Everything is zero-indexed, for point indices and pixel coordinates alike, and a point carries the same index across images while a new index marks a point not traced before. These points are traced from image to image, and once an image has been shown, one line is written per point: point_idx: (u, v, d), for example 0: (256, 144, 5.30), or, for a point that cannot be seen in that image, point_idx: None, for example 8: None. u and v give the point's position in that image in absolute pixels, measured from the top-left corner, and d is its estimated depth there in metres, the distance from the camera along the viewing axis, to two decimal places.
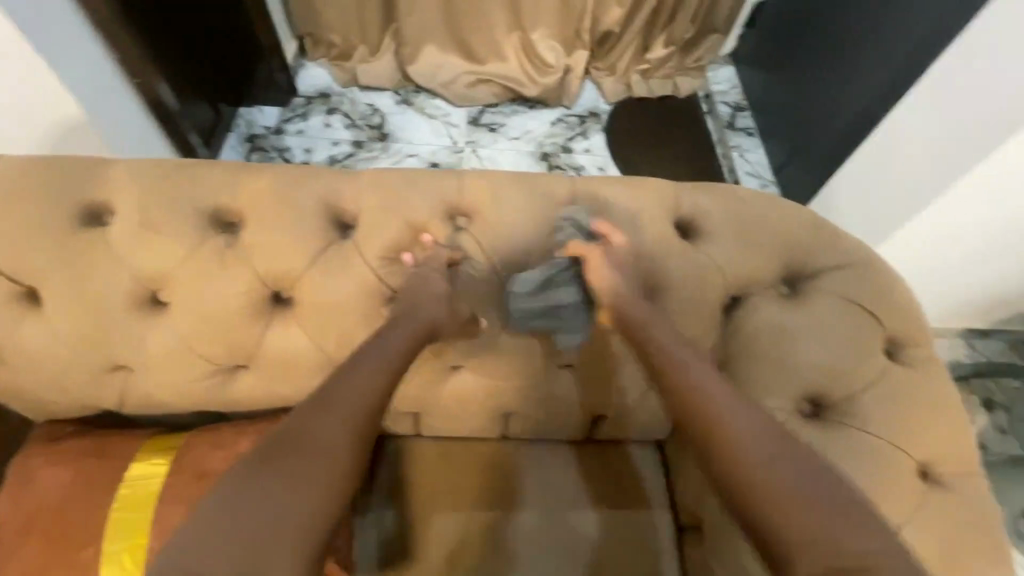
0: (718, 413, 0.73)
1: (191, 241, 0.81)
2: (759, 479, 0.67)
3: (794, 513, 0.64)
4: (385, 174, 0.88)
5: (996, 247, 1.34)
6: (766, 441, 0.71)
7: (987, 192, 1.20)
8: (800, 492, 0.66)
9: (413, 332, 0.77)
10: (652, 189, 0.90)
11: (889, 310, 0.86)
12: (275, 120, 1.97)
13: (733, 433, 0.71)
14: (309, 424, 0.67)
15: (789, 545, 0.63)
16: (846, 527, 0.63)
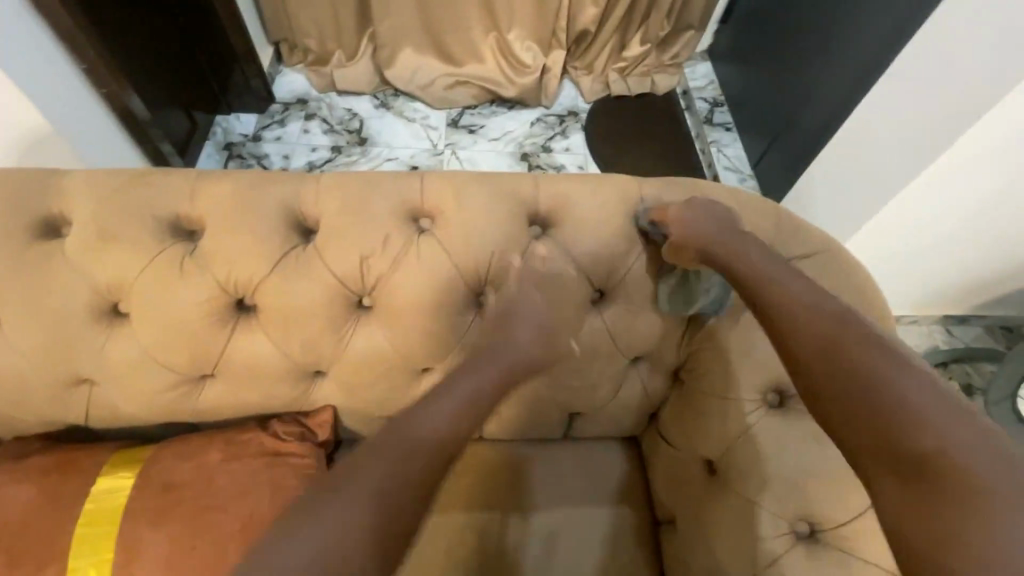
0: (793, 318, 0.68)
1: (152, 247, 0.81)
2: (830, 383, 0.62)
3: (872, 415, 0.58)
4: (351, 178, 0.88)
5: (964, 237, 1.34)
6: (821, 344, 0.64)
7: (959, 182, 1.20)
8: (863, 392, 0.60)
9: (496, 363, 0.75)
10: (618, 185, 0.91)
11: (853, 299, 0.87)
12: (253, 128, 1.96)
13: (805, 335, 0.66)
14: (373, 458, 0.63)
15: (857, 448, 0.59)
16: (948, 426, 0.55)
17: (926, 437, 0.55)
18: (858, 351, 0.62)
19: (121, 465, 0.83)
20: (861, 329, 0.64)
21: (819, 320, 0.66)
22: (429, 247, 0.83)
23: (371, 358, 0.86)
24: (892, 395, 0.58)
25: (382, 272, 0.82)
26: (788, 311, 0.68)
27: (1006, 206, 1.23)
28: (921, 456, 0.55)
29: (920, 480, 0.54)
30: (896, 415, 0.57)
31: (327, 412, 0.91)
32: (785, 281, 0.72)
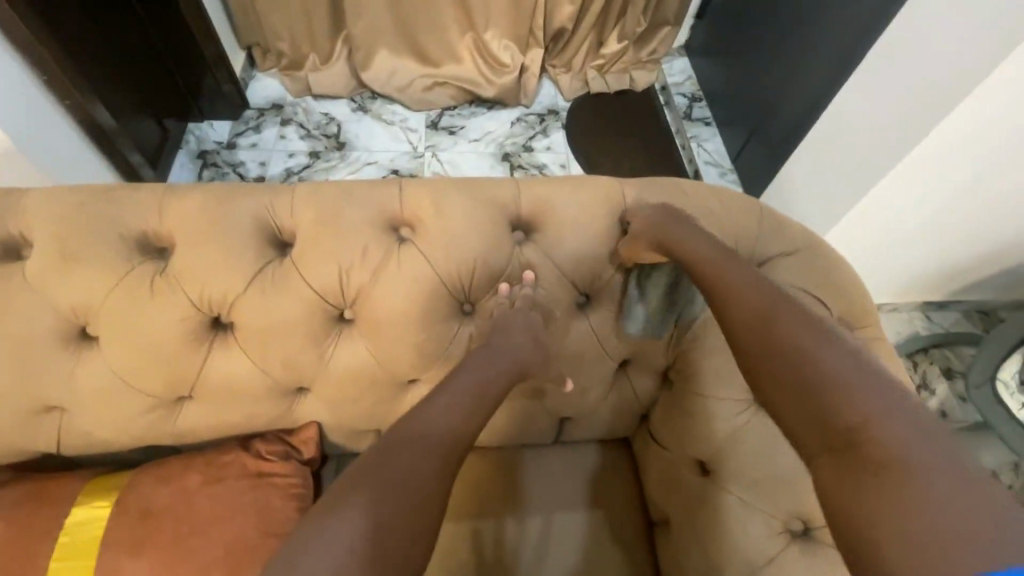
0: (736, 312, 0.70)
1: (121, 266, 0.78)
2: (769, 371, 0.64)
3: (810, 398, 0.60)
4: (326, 187, 0.86)
5: (942, 225, 1.35)
6: (760, 333, 0.67)
7: (935, 173, 1.21)
8: (800, 376, 0.62)
9: (497, 361, 0.76)
10: (600, 186, 0.90)
11: (836, 293, 0.87)
12: (227, 135, 1.92)
13: (745, 326, 0.69)
14: (398, 451, 0.64)
15: (795, 433, 0.61)
16: (872, 400, 0.57)
17: (858, 413, 0.57)
18: (796, 338, 0.64)
19: (98, 493, 0.79)
20: (801, 317, 0.66)
21: (758, 310, 0.68)
22: (411, 256, 0.81)
23: (354, 372, 0.84)
24: (816, 368, 0.61)
25: (363, 283, 0.80)
26: (731, 305, 0.71)
27: (981, 193, 1.25)
28: (853, 432, 0.56)
29: (849, 455, 0.56)
30: (822, 392, 0.59)
31: (311, 428, 0.89)
32: (733, 273, 0.74)
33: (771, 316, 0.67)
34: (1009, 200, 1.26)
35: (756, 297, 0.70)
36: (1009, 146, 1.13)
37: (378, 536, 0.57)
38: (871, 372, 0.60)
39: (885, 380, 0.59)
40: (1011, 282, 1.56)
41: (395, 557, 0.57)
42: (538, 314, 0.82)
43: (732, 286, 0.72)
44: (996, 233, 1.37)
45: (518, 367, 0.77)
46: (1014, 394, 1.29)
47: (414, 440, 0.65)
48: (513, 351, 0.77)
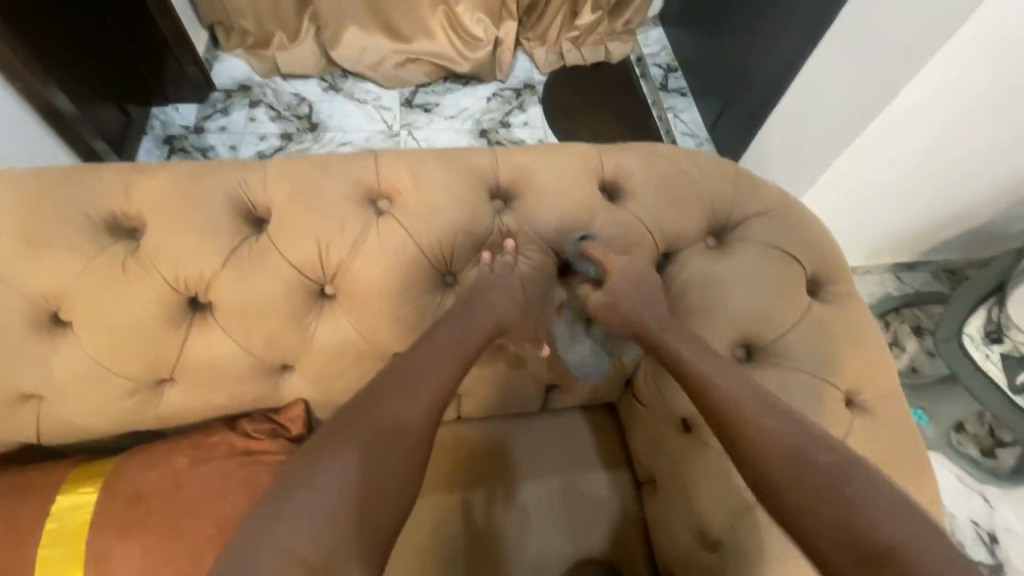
0: (758, 419, 0.68)
1: (91, 248, 0.76)
2: (796, 484, 0.63)
3: (841, 511, 0.59)
4: (301, 163, 0.84)
5: (911, 186, 1.38)
6: (789, 443, 0.65)
7: (898, 136, 1.24)
8: (833, 487, 0.61)
9: (477, 317, 0.77)
10: (577, 155, 0.90)
11: (809, 251, 0.89)
12: (194, 118, 1.85)
13: (750, 443, 0.67)
14: (380, 401, 0.65)
15: (824, 546, 0.59)
16: (888, 518, 0.58)
17: (885, 523, 0.57)
18: (813, 445, 0.65)
19: (84, 481, 0.78)
20: (819, 433, 0.67)
21: (782, 425, 0.67)
22: (389, 229, 0.80)
23: (337, 349, 0.83)
24: (828, 481, 0.62)
25: (343, 258, 0.80)
26: (753, 413, 0.69)
27: (951, 152, 1.27)
28: (888, 552, 0.56)
29: (887, 571, 0.55)
30: (842, 513, 0.59)
31: (298, 407, 0.87)
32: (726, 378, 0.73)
33: (798, 429, 0.67)
34: (976, 159, 1.28)
35: (754, 407, 0.70)
36: (979, 104, 1.14)
37: (363, 493, 0.58)
38: (871, 480, 0.61)
39: (891, 493, 0.60)
40: (976, 241, 1.61)
41: (383, 507, 0.59)
42: (518, 281, 0.82)
43: (750, 393, 0.71)
44: (963, 193, 1.40)
45: (500, 324, 0.79)
46: (981, 347, 1.32)
47: (399, 388, 0.67)
48: (494, 318, 0.78)
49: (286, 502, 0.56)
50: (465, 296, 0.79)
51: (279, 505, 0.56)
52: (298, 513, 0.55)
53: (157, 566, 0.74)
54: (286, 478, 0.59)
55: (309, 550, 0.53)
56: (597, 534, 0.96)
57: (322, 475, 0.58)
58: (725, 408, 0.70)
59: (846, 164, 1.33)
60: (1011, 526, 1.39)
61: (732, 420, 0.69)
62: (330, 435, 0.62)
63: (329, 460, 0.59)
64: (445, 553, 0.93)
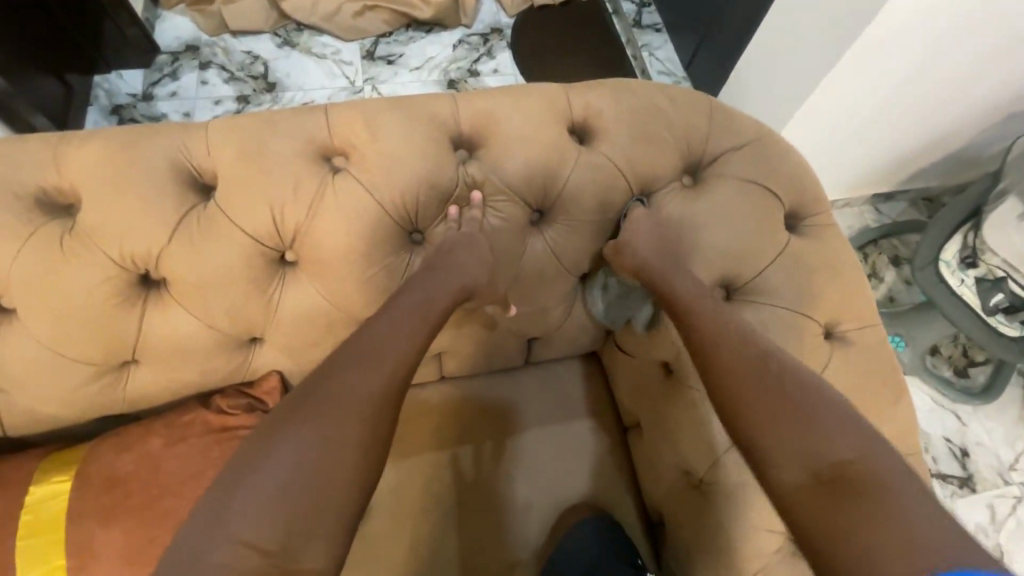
0: (719, 357, 0.70)
1: (24, 227, 0.71)
2: (754, 412, 0.65)
3: (800, 432, 0.62)
4: (248, 122, 0.78)
5: (888, 115, 1.34)
6: (753, 378, 0.67)
7: (875, 62, 1.19)
8: (788, 414, 0.63)
9: (443, 278, 0.75)
10: (544, 96, 0.85)
11: (788, 184, 0.86)
12: (141, 85, 1.72)
13: (734, 370, 0.68)
14: (341, 374, 0.62)
15: (778, 463, 0.61)
16: (839, 434, 0.61)
17: (832, 441, 0.60)
18: (782, 374, 0.67)
19: (58, 469, 0.77)
20: (785, 370, 0.67)
21: (749, 362, 0.68)
22: (348, 187, 0.76)
23: (306, 316, 0.79)
24: (791, 403, 0.64)
25: (300, 221, 0.75)
26: (722, 351, 0.70)
27: (930, 76, 1.22)
28: (838, 464, 0.59)
29: (838, 483, 0.58)
30: (803, 430, 0.62)
31: (272, 378, 0.85)
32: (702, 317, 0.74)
33: (762, 365, 0.68)
34: (953, 84, 1.24)
35: (729, 342, 0.71)
36: (962, 21, 1.08)
37: (324, 472, 0.57)
38: (825, 403, 0.64)
39: (847, 413, 0.63)
40: (954, 166, 1.59)
41: (342, 485, 0.57)
42: (485, 238, 0.79)
43: (716, 334, 0.72)
44: (941, 119, 1.37)
45: (469, 284, 0.76)
46: (957, 272, 1.32)
47: (360, 358, 0.64)
48: (460, 280, 0.75)
49: (238, 489, 0.55)
50: (431, 259, 0.77)
51: (230, 496, 0.55)
52: (250, 498, 0.55)
53: (142, 547, 0.74)
54: (240, 461, 0.58)
55: (259, 536, 0.53)
56: (585, 480, 0.97)
57: (278, 461, 0.57)
58: (699, 345, 0.73)
59: (826, 94, 1.28)
60: (981, 439, 1.45)
61: (706, 352, 0.71)
62: (292, 416, 0.60)
63: (283, 442, 0.58)
64: (436, 509, 0.93)
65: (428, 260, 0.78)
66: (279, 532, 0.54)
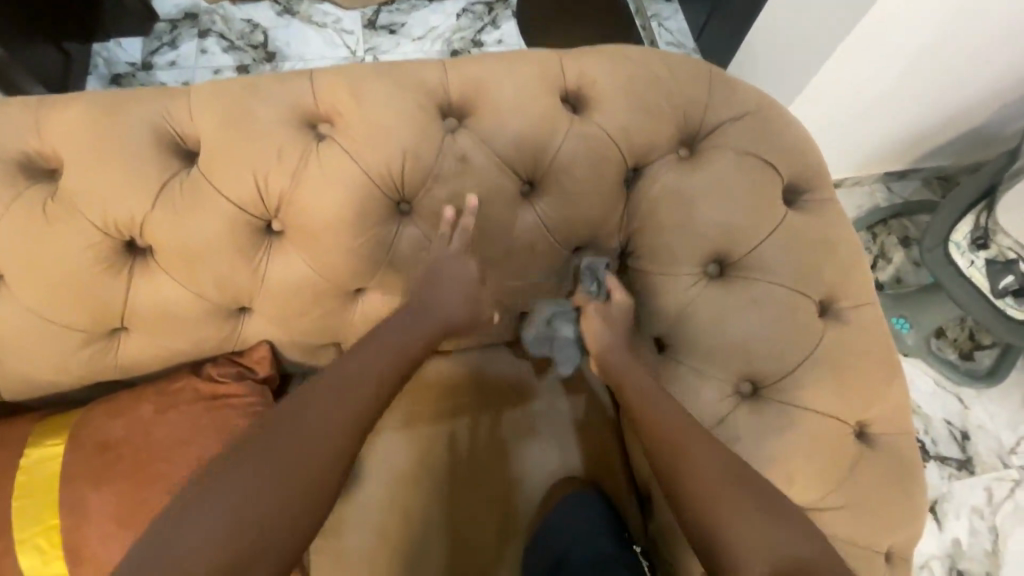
0: (692, 446, 0.68)
1: (9, 193, 0.70)
2: (720, 498, 0.63)
3: (761, 528, 0.61)
4: (233, 86, 0.76)
5: (900, 94, 1.29)
6: (722, 469, 0.66)
7: (885, 35, 1.13)
8: (754, 508, 0.63)
9: (418, 320, 0.74)
10: (536, 63, 0.82)
11: (788, 156, 0.83)
12: (141, 54, 1.68)
13: (697, 461, 0.67)
14: (319, 406, 0.63)
15: (742, 556, 0.59)
16: (796, 536, 0.61)
17: (789, 541, 0.60)
18: (742, 473, 0.66)
19: (52, 432, 0.78)
20: (750, 469, 0.67)
21: (714, 453, 0.68)
22: (333, 155, 0.74)
23: (294, 287, 0.79)
24: (752, 498, 0.63)
25: (284, 189, 0.74)
26: (695, 439, 0.69)
27: (943, 52, 1.16)
28: (795, 562, 0.58)
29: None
30: (763, 527, 0.61)
31: (262, 347, 0.85)
32: (667, 401, 0.73)
33: (732, 461, 0.67)
34: (968, 60, 1.19)
35: (691, 432, 0.70)
36: None
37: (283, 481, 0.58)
38: (779, 505, 0.64)
39: (798, 515, 0.63)
40: (970, 144, 1.53)
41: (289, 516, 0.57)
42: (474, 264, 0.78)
43: (690, 424, 0.71)
44: (956, 97, 1.31)
45: (449, 320, 0.76)
46: (967, 253, 1.29)
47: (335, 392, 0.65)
48: (439, 314, 0.75)
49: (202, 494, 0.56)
50: (417, 288, 0.76)
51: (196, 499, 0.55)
52: (214, 502, 0.55)
53: (134, 511, 0.75)
54: (200, 477, 0.58)
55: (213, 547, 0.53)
56: (574, 454, 0.98)
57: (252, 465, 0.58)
58: (663, 429, 0.71)
59: (832, 72, 1.25)
60: (982, 423, 1.44)
61: (671, 435, 0.70)
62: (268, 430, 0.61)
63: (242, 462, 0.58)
64: (425, 481, 0.94)
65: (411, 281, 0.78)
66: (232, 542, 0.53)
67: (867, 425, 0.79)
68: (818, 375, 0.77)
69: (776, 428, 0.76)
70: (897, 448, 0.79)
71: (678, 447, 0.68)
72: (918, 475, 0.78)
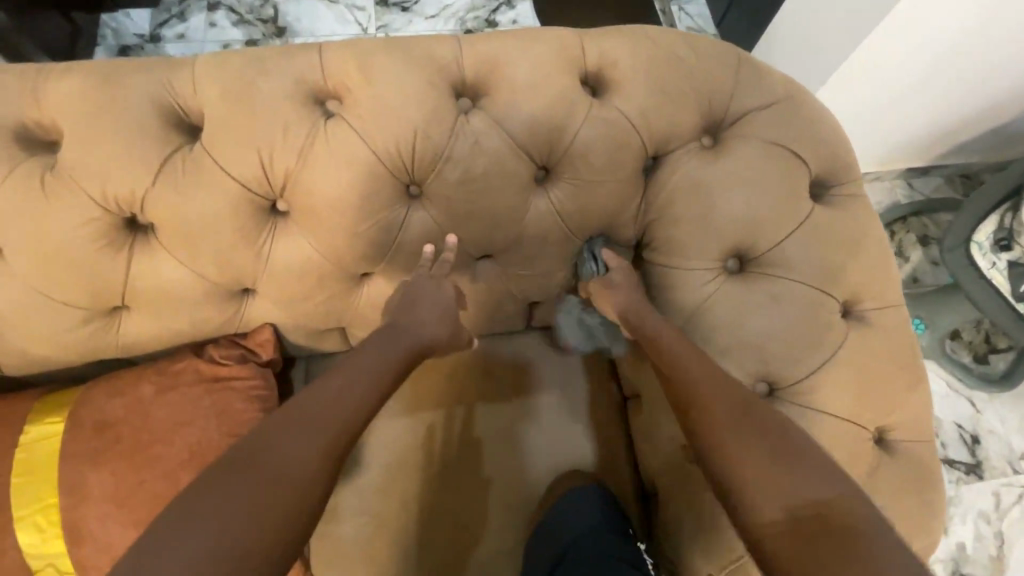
0: (700, 395, 0.66)
1: (6, 164, 0.68)
2: (734, 440, 0.61)
3: (780, 470, 0.58)
4: (237, 58, 0.73)
5: (930, 89, 1.23)
6: (736, 415, 0.63)
7: (919, 28, 1.06)
8: (772, 450, 0.60)
9: (400, 334, 0.72)
10: (555, 42, 0.78)
11: (816, 148, 0.79)
12: (148, 26, 1.63)
13: (715, 404, 0.64)
14: (305, 416, 0.60)
15: (758, 499, 0.57)
16: (817, 477, 0.58)
17: (810, 480, 0.57)
18: (763, 416, 0.63)
19: (52, 410, 0.77)
20: (763, 410, 0.64)
21: (731, 396, 0.65)
22: (341, 134, 0.71)
23: (297, 270, 0.76)
24: (770, 440, 0.61)
25: (290, 168, 0.71)
26: (702, 385, 0.66)
27: (980, 46, 1.10)
28: (817, 504, 0.55)
29: (816, 529, 0.54)
30: (781, 467, 0.58)
31: (265, 331, 0.83)
32: (679, 349, 0.71)
33: (743, 404, 0.64)
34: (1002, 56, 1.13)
35: (707, 377, 0.67)
36: None
37: (270, 494, 0.54)
38: (801, 445, 0.61)
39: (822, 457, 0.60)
40: (998, 142, 1.47)
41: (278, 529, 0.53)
42: (451, 287, 0.78)
43: (697, 370, 0.68)
44: (989, 92, 1.25)
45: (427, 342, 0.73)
46: (988, 255, 1.24)
47: (319, 409, 0.61)
48: (417, 334, 0.72)
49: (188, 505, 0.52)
50: (394, 312, 0.74)
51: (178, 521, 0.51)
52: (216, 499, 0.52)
53: (133, 491, 0.74)
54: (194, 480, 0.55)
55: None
56: (579, 448, 0.96)
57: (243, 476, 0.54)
58: (676, 378, 0.68)
59: (849, 71, 1.19)
60: (994, 427, 1.41)
61: (684, 382, 0.67)
62: (258, 439, 0.58)
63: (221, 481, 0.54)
64: (428, 471, 0.93)
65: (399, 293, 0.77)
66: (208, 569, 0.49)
67: (886, 431, 0.76)
68: (837, 377, 0.74)
69: None
70: (916, 455, 0.76)
71: (686, 399, 0.66)
72: (938, 484, 0.76)
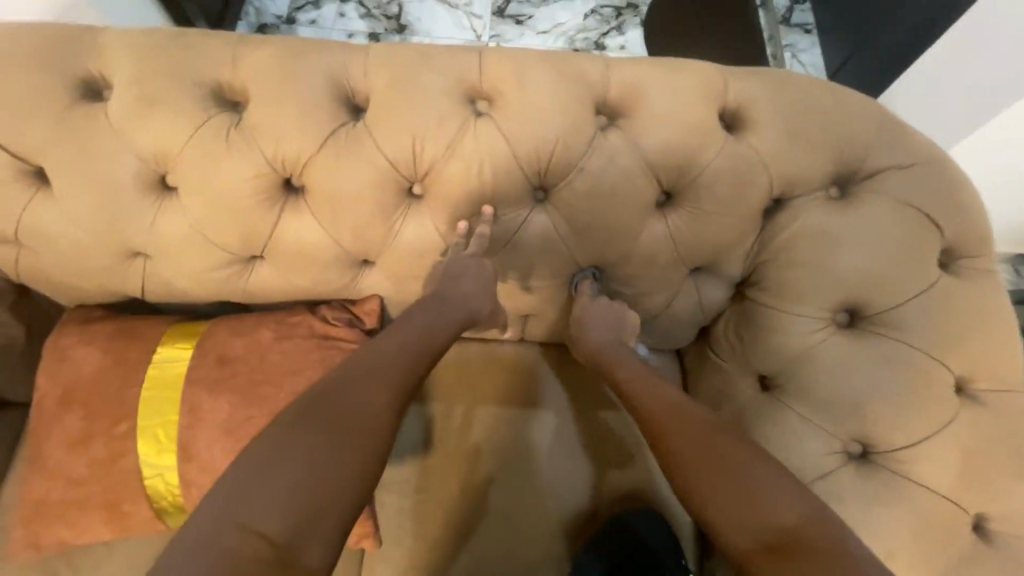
0: (668, 426, 0.70)
1: (197, 116, 0.77)
2: (701, 472, 0.63)
3: (745, 495, 0.60)
4: (402, 50, 0.80)
5: None
6: (701, 444, 0.66)
7: None
8: (736, 476, 0.62)
9: (447, 312, 0.79)
10: (698, 75, 0.80)
11: (952, 216, 0.78)
12: (287, 9, 1.78)
13: (683, 439, 0.67)
14: (343, 393, 0.64)
15: (727, 529, 0.59)
16: (777, 499, 0.58)
17: (773, 503, 0.58)
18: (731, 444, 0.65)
19: (182, 337, 0.86)
20: (733, 436, 0.66)
21: (699, 429, 0.68)
22: (487, 132, 0.76)
23: (418, 250, 0.82)
24: (732, 466, 0.63)
25: (435, 156, 0.77)
26: (674, 420, 0.70)
27: None
28: (782, 527, 0.56)
29: (784, 547, 0.54)
30: (744, 494, 0.60)
31: (374, 301, 0.90)
32: (664, 392, 0.75)
33: (710, 433, 0.67)
34: None
35: (680, 416, 0.70)
36: None
37: (324, 469, 0.57)
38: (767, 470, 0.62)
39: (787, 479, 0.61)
40: None
41: (341, 485, 0.57)
42: (489, 264, 0.81)
43: (675, 410, 0.71)
44: None
45: (473, 310, 0.81)
46: None
47: (357, 387, 0.66)
48: (466, 307, 0.80)
49: (256, 469, 0.55)
50: (438, 283, 0.81)
51: (251, 477, 0.55)
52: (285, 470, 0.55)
53: (240, 424, 0.81)
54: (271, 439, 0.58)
55: (269, 527, 0.52)
56: (644, 473, 0.96)
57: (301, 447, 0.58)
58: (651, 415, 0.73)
59: (971, 148, 1.13)
60: None
61: (657, 421, 0.71)
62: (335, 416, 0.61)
63: (274, 440, 0.58)
64: (493, 463, 0.95)
65: (439, 265, 0.82)
66: (283, 520, 0.52)
67: (985, 519, 0.73)
68: (940, 451, 0.72)
69: (882, 498, 0.72)
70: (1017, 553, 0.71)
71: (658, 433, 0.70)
72: None
